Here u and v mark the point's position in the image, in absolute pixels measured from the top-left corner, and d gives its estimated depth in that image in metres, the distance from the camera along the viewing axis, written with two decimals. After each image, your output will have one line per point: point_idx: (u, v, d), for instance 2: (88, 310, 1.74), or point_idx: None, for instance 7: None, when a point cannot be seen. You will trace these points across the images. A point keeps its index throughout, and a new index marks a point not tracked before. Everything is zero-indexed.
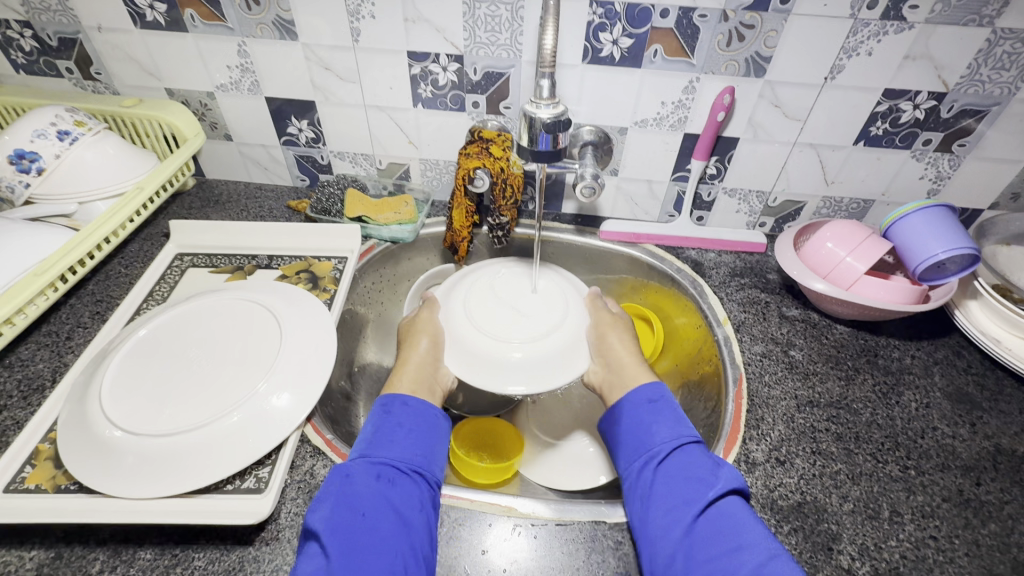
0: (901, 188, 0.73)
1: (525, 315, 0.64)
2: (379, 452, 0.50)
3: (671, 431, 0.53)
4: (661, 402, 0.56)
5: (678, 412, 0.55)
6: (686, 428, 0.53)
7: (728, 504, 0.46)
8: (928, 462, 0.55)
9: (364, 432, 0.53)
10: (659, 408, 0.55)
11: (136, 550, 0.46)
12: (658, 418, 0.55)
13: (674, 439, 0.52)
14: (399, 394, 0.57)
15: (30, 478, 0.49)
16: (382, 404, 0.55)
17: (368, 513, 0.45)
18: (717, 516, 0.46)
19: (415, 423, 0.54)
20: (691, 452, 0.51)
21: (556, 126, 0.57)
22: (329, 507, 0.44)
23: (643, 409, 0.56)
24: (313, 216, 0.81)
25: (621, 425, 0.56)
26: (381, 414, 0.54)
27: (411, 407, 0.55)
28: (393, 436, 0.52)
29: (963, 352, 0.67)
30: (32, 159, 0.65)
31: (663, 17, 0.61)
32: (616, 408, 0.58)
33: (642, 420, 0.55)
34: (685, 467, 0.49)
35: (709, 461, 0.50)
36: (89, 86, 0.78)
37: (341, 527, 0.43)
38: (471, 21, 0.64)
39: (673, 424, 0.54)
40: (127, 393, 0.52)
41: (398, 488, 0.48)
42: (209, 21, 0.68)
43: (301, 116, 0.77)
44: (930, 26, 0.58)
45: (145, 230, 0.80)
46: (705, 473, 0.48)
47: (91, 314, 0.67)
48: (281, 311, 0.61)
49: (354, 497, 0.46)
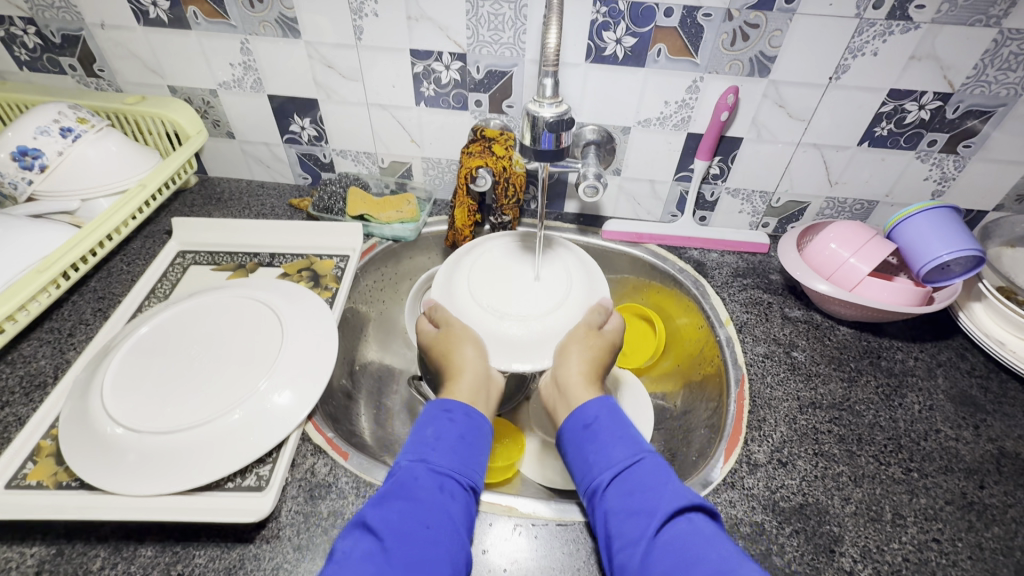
0: (906, 189, 0.73)
1: (529, 297, 0.64)
2: (440, 461, 0.47)
3: (615, 456, 0.48)
4: (597, 423, 0.51)
5: (621, 429, 0.50)
6: (626, 448, 0.48)
7: (680, 528, 0.42)
8: (931, 465, 0.54)
9: (422, 433, 0.50)
10: (597, 432, 0.50)
11: (137, 547, 0.46)
12: (595, 444, 0.49)
13: (616, 464, 0.47)
14: (461, 402, 0.53)
15: (32, 475, 0.49)
16: (439, 406, 0.52)
17: (432, 525, 0.43)
18: (670, 544, 0.41)
19: (474, 435, 0.51)
20: (631, 477, 0.46)
21: (559, 125, 0.56)
22: (395, 513, 0.43)
23: (580, 435, 0.51)
24: (315, 214, 0.81)
25: (568, 459, 0.51)
26: (439, 417, 0.51)
27: (473, 419, 0.52)
28: (457, 447, 0.49)
29: (967, 355, 0.66)
30: (35, 156, 0.65)
31: (667, 16, 0.61)
32: (561, 439, 0.53)
33: (584, 452, 0.50)
34: (627, 496, 0.45)
35: (653, 482, 0.46)
36: (91, 84, 0.78)
37: (404, 535, 0.42)
38: (474, 20, 0.64)
39: (614, 447, 0.49)
40: (128, 390, 0.52)
41: (459, 503, 0.46)
42: (212, 18, 0.68)
43: (303, 114, 0.77)
44: (937, 26, 0.58)
45: (147, 228, 0.80)
46: (649, 499, 0.44)
47: (93, 311, 0.67)
48: (282, 310, 0.61)
49: (417, 507, 0.44)
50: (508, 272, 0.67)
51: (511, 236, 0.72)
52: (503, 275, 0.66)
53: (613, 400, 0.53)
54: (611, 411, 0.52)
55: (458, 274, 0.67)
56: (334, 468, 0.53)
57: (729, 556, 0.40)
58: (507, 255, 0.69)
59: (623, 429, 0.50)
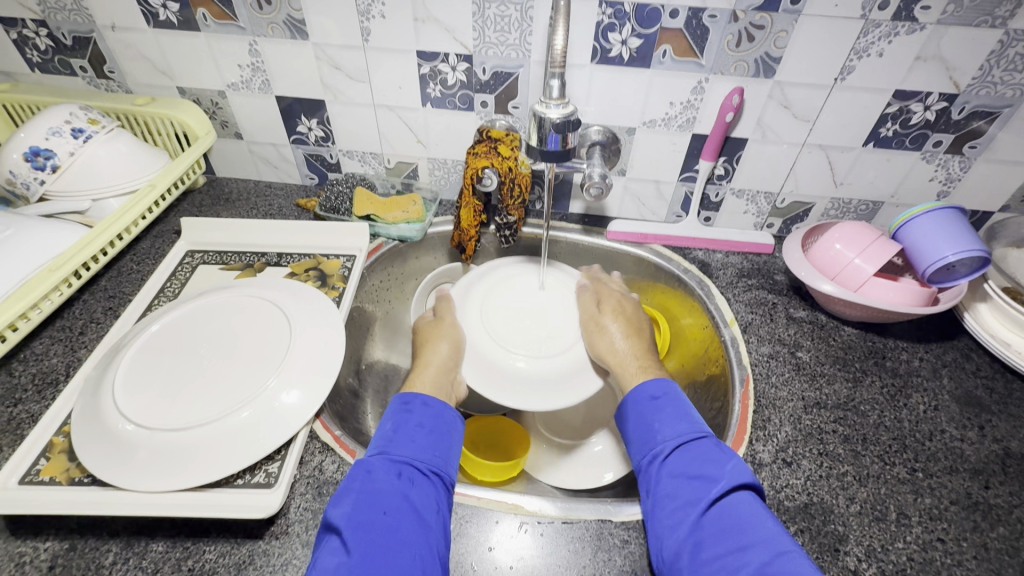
0: (911, 189, 0.73)
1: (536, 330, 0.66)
2: (398, 450, 0.50)
3: (676, 428, 0.53)
4: (664, 399, 0.56)
5: (684, 410, 0.55)
6: (690, 426, 0.53)
7: (736, 500, 0.46)
8: (936, 465, 0.54)
9: (381, 429, 0.53)
10: (663, 405, 0.55)
11: (148, 543, 0.47)
12: (660, 416, 0.55)
13: (681, 436, 0.52)
14: (420, 393, 0.56)
15: (45, 471, 0.50)
16: (400, 401, 0.56)
17: (389, 510, 0.44)
18: (725, 510, 0.45)
19: (434, 424, 0.53)
20: (695, 449, 0.50)
21: (565, 126, 0.57)
22: (351, 504, 0.44)
23: (645, 407, 0.56)
24: (322, 214, 0.81)
25: (630, 426, 0.57)
26: (399, 412, 0.54)
27: (431, 408, 0.55)
28: (414, 436, 0.51)
29: (972, 355, 0.66)
30: (47, 156, 0.66)
31: (672, 17, 0.61)
32: (623, 409, 0.58)
33: (647, 422, 0.55)
34: (689, 464, 0.49)
35: (717, 456, 0.49)
36: (102, 85, 0.79)
37: (362, 524, 0.43)
38: (481, 22, 0.64)
39: (676, 421, 0.54)
40: (138, 388, 0.52)
41: (418, 488, 0.47)
42: (221, 20, 0.69)
43: (310, 115, 0.78)
44: (942, 27, 0.58)
45: (156, 227, 0.80)
46: (712, 469, 0.48)
47: (104, 310, 0.68)
48: (290, 309, 0.62)
49: (376, 494, 0.45)
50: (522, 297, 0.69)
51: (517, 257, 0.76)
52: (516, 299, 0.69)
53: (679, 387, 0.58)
54: (677, 393, 0.57)
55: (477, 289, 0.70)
56: (342, 465, 0.54)
57: (780, 533, 0.43)
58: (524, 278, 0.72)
59: (686, 411, 0.55)
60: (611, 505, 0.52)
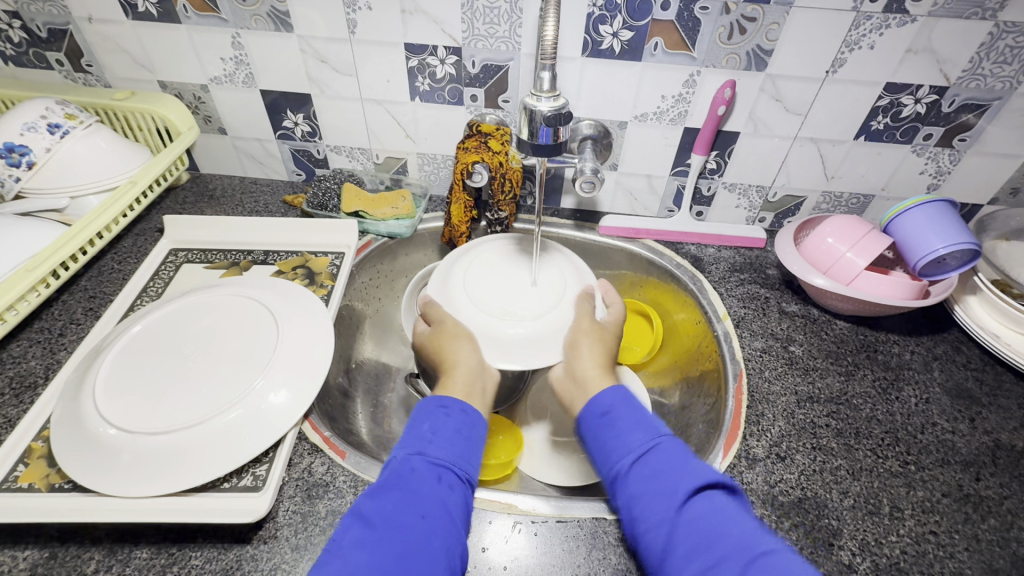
0: (901, 183, 0.73)
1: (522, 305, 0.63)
2: (437, 453, 0.48)
3: (633, 439, 0.49)
4: (614, 410, 0.52)
5: (636, 415, 0.52)
6: (644, 432, 0.50)
7: (700, 509, 0.43)
8: (928, 457, 0.55)
9: (419, 428, 0.51)
10: (614, 419, 0.52)
11: (132, 549, 0.46)
12: (613, 430, 0.51)
13: (635, 448, 0.49)
14: (458, 397, 0.54)
15: (23, 477, 0.48)
16: (438, 400, 0.53)
17: (427, 515, 0.43)
18: (693, 522, 0.43)
19: (470, 431, 0.52)
20: (651, 461, 0.47)
21: (556, 119, 0.56)
22: (390, 503, 0.44)
23: (598, 423, 0.52)
24: (309, 211, 0.79)
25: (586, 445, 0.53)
26: (437, 412, 0.52)
27: (469, 415, 0.52)
28: (451, 440, 0.50)
29: (962, 348, 0.66)
30: (23, 152, 0.64)
31: (664, 10, 0.60)
32: (579, 427, 0.54)
33: (601, 438, 0.51)
34: (650, 479, 0.46)
35: (674, 463, 0.47)
36: (80, 79, 0.77)
37: (398, 525, 0.42)
38: (470, 13, 0.63)
39: (630, 432, 0.50)
40: (121, 391, 0.51)
41: (456, 495, 0.46)
42: (202, 12, 0.67)
43: (296, 109, 0.76)
44: (933, 20, 0.58)
45: (138, 226, 0.79)
46: (670, 481, 0.45)
47: (84, 310, 0.66)
48: (277, 308, 0.60)
49: (413, 497, 0.44)
50: (507, 271, 0.68)
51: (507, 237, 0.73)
52: (499, 275, 0.67)
53: (628, 387, 0.55)
54: (625, 398, 0.54)
55: (456, 270, 0.68)
56: (332, 467, 0.53)
57: (748, 533, 0.41)
58: (500, 263, 0.69)
59: (637, 413, 0.52)
60: (605, 503, 0.51)
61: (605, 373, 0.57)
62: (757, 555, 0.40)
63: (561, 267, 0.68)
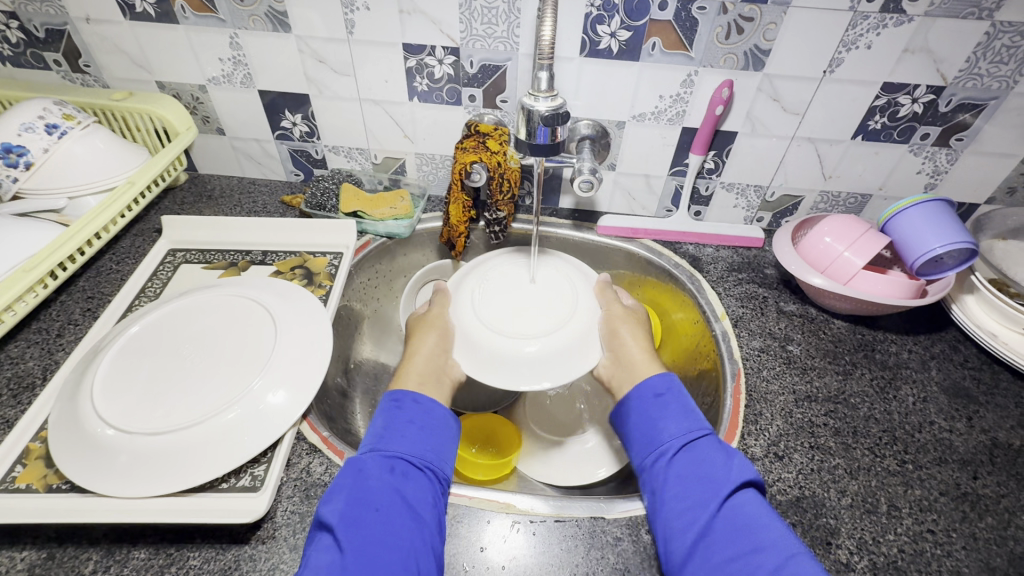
0: (899, 182, 0.73)
1: (533, 314, 0.63)
2: (391, 446, 0.49)
3: (679, 426, 0.52)
4: (667, 396, 0.55)
5: (685, 405, 0.54)
6: (692, 422, 0.52)
7: (744, 499, 0.45)
8: (926, 456, 0.55)
9: (373, 426, 0.52)
10: (666, 403, 0.54)
11: (129, 550, 0.46)
12: (664, 415, 0.53)
13: (684, 434, 0.51)
14: (410, 390, 0.55)
15: (21, 478, 0.48)
16: (392, 399, 0.54)
17: (381, 508, 0.44)
18: (734, 512, 0.44)
19: (425, 421, 0.52)
20: (698, 448, 0.49)
21: (554, 119, 0.56)
22: (343, 501, 0.44)
23: (650, 403, 0.54)
24: (307, 212, 0.79)
25: (630, 425, 0.55)
26: (391, 409, 0.53)
27: (422, 403, 0.53)
28: (404, 432, 0.50)
29: (960, 347, 0.67)
30: (20, 153, 0.64)
31: (662, 10, 0.61)
32: (624, 406, 0.57)
33: (649, 419, 0.54)
34: (697, 465, 0.48)
35: (721, 453, 0.49)
36: (77, 79, 0.76)
37: (354, 520, 0.43)
38: (468, 14, 0.63)
39: (680, 419, 0.52)
40: (119, 392, 0.51)
41: (412, 484, 0.46)
42: (200, 12, 0.67)
43: (295, 110, 0.76)
44: (930, 19, 0.58)
45: (137, 226, 0.79)
46: (718, 469, 0.47)
47: (82, 311, 0.66)
48: (275, 308, 0.60)
49: (367, 491, 0.45)
50: (509, 285, 0.67)
51: (510, 247, 0.73)
52: (503, 287, 0.66)
53: (677, 379, 0.57)
54: (677, 387, 0.56)
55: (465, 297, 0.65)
56: (330, 467, 0.53)
57: (786, 532, 0.43)
58: (500, 278, 0.68)
59: (689, 405, 0.54)
60: (604, 502, 0.51)
61: (651, 361, 0.60)
62: (791, 553, 0.41)
63: (566, 270, 0.69)
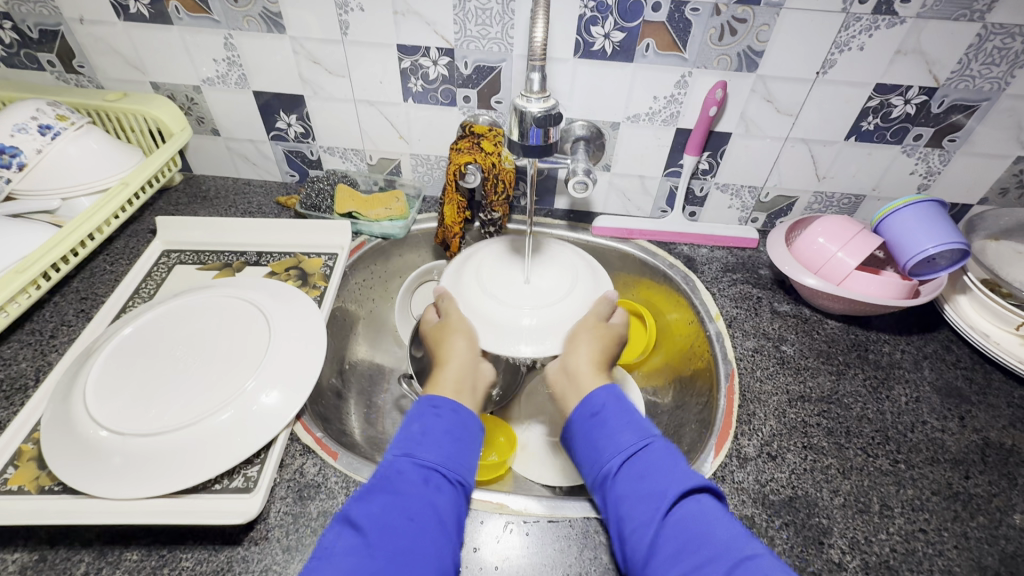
0: (892, 183, 0.74)
1: (549, 289, 0.62)
2: (426, 454, 0.48)
3: (621, 441, 0.49)
4: (605, 410, 0.52)
5: (626, 415, 0.52)
6: (633, 432, 0.50)
7: (687, 511, 0.44)
8: (918, 456, 0.55)
9: (409, 429, 0.50)
10: (606, 418, 0.51)
11: (122, 552, 0.46)
12: (604, 430, 0.51)
13: (625, 449, 0.49)
14: (447, 398, 0.53)
15: (13, 480, 0.48)
16: (427, 402, 0.53)
17: (416, 519, 0.43)
18: (680, 526, 0.43)
19: (459, 429, 0.51)
20: (640, 462, 0.48)
21: (546, 120, 0.56)
22: (378, 506, 0.44)
23: (589, 423, 0.52)
24: (302, 212, 0.80)
25: (574, 443, 0.53)
26: (426, 412, 0.51)
27: (460, 414, 0.52)
28: (441, 440, 0.49)
29: (952, 347, 0.67)
30: (13, 154, 0.63)
31: (655, 11, 0.61)
32: (568, 428, 0.54)
33: (590, 437, 0.51)
34: (639, 479, 0.46)
35: (663, 466, 0.47)
36: (72, 80, 0.76)
37: (386, 528, 0.42)
38: (462, 15, 0.63)
39: (620, 433, 0.50)
40: (111, 393, 0.51)
41: (445, 496, 0.46)
42: (194, 13, 0.67)
43: (289, 111, 0.76)
44: (922, 21, 0.58)
45: (131, 227, 0.78)
46: (659, 483, 0.46)
47: (76, 312, 0.66)
48: (269, 309, 0.60)
49: (402, 499, 0.44)
50: (505, 282, 0.62)
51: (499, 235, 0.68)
52: (500, 287, 0.62)
53: (619, 387, 0.55)
54: (617, 397, 0.53)
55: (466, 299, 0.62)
56: (323, 468, 0.53)
57: (735, 539, 0.42)
58: (494, 276, 0.63)
59: (629, 415, 0.52)
60: None
61: (599, 372, 0.56)
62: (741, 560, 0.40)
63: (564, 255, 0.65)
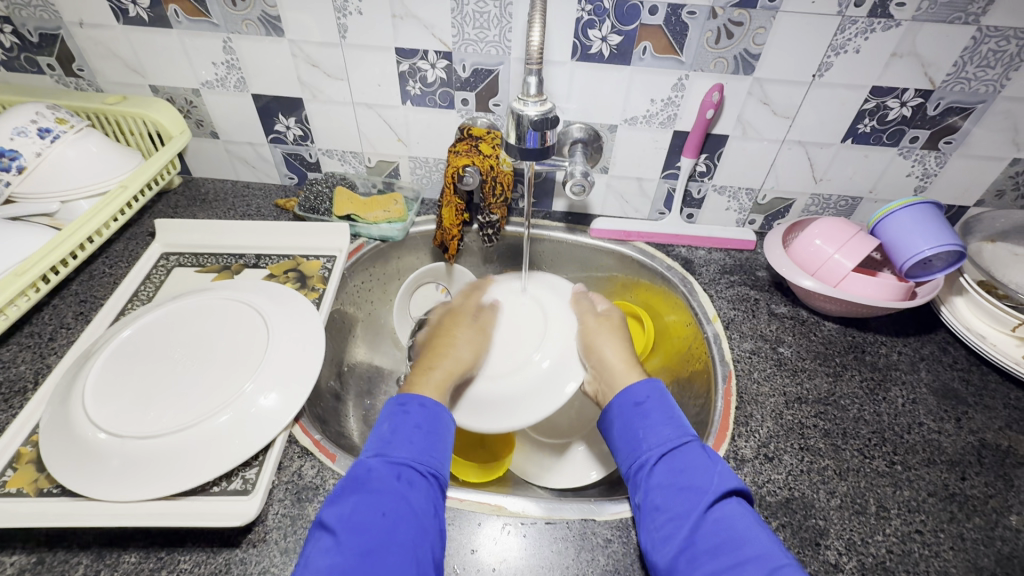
0: (888, 185, 0.74)
1: (534, 325, 0.65)
2: (395, 452, 0.49)
3: (661, 435, 0.51)
4: (649, 403, 0.54)
5: (668, 411, 0.53)
6: (675, 429, 0.52)
7: (726, 511, 0.45)
8: (915, 457, 0.55)
9: (380, 430, 0.51)
10: (647, 410, 0.54)
11: (120, 554, 0.46)
12: (646, 422, 0.53)
13: (665, 443, 0.50)
14: (416, 394, 0.54)
15: (11, 482, 0.48)
16: (399, 402, 0.54)
17: (387, 513, 0.44)
18: (717, 525, 0.44)
19: (431, 426, 0.52)
20: (681, 456, 0.49)
21: (543, 123, 0.57)
22: (349, 504, 0.44)
23: (631, 413, 0.54)
24: (301, 215, 0.80)
25: (613, 434, 0.55)
26: (396, 412, 0.52)
27: (428, 409, 0.53)
28: (410, 437, 0.50)
29: (949, 349, 0.67)
30: (13, 157, 0.64)
31: (652, 14, 0.61)
32: (607, 414, 0.56)
33: (632, 427, 0.53)
34: (678, 474, 0.48)
35: (703, 463, 0.48)
36: (71, 83, 0.77)
37: (358, 525, 0.43)
38: (460, 18, 0.64)
39: (662, 427, 0.52)
40: (110, 395, 0.51)
41: (417, 490, 0.46)
42: (194, 16, 0.67)
43: (288, 113, 0.76)
44: (917, 24, 0.59)
45: (130, 230, 0.79)
46: (700, 478, 0.47)
47: (75, 315, 0.66)
48: (267, 311, 0.61)
49: (374, 495, 0.45)
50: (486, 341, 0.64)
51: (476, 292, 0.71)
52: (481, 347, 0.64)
53: (662, 384, 0.57)
54: (660, 394, 0.55)
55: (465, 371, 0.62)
56: (321, 470, 0.53)
57: (773, 544, 0.42)
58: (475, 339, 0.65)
59: (670, 411, 0.54)
60: (594, 504, 0.52)
61: (631, 367, 0.59)
62: (778, 565, 0.40)
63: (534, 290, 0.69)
